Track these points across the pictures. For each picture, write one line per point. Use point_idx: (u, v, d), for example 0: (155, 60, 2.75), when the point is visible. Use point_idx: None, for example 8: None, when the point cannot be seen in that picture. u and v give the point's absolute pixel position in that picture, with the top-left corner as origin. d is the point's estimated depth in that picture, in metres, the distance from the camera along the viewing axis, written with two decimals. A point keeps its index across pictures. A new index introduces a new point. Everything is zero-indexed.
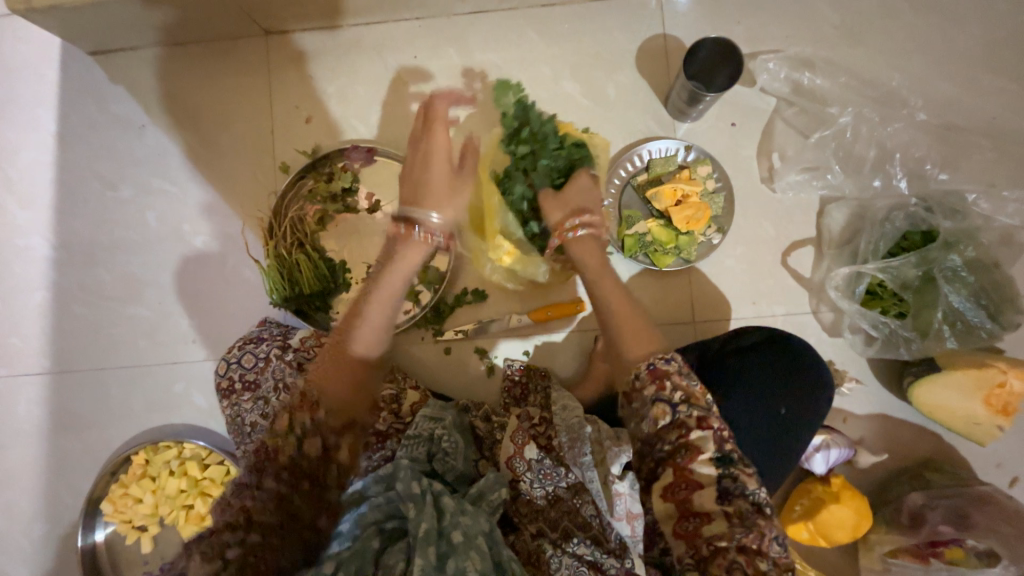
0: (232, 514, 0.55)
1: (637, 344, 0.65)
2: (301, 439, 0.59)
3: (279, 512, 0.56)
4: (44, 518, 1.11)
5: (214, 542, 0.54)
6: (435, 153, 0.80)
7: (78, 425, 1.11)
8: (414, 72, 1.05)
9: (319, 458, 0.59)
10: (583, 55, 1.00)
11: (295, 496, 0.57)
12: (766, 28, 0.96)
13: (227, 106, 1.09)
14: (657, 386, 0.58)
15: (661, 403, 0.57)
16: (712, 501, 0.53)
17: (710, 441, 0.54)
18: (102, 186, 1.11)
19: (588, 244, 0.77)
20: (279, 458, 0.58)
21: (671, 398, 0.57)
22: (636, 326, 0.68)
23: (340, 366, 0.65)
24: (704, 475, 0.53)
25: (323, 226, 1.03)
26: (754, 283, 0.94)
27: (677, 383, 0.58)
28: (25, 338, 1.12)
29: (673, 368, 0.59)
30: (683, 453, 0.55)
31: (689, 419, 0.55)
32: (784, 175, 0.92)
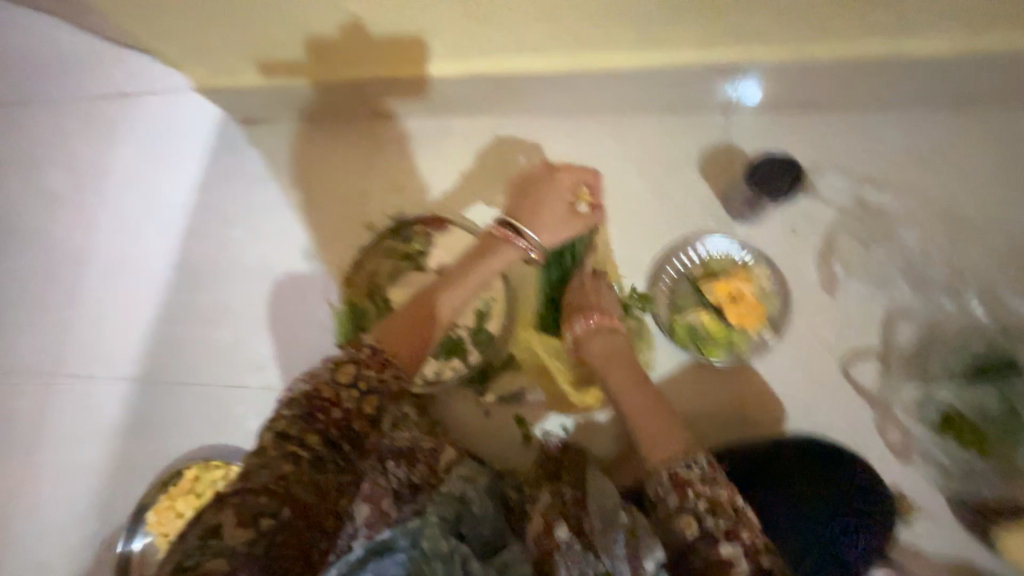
0: (272, 477, 0.64)
1: (657, 445, 0.77)
2: (361, 396, 0.72)
3: (314, 482, 0.67)
4: (96, 514, 1.19)
5: (252, 503, 0.61)
6: (555, 194, 0.88)
7: (146, 430, 1.22)
8: (496, 159, 1.20)
9: (366, 425, 0.74)
10: (649, 156, 1.10)
11: (331, 458, 0.70)
12: (831, 146, 1.01)
13: (334, 171, 1.28)
14: (681, 496, 0.71)
15: (688, 515, 0.70)
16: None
17: (741, 556, 0.67)
18: (222, 226, 1.32)
19: (597, 338, 0.90)
20: (332, 414, 0.71)
21: (696, 508, 0.70)
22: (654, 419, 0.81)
23: (416, 320, 0.82)
24: (730, 556, 0.67)
25: (394, 281, 1.14)
26: (813, 391, 0.90)
27: (698, 491, 0.71)
28: (126, 346, 1.28)
29: (695, 475, 0.72)
30: (712, 556, 0.67)
31: (718, 528, 0.69)
32: (846, 286, 0.93)
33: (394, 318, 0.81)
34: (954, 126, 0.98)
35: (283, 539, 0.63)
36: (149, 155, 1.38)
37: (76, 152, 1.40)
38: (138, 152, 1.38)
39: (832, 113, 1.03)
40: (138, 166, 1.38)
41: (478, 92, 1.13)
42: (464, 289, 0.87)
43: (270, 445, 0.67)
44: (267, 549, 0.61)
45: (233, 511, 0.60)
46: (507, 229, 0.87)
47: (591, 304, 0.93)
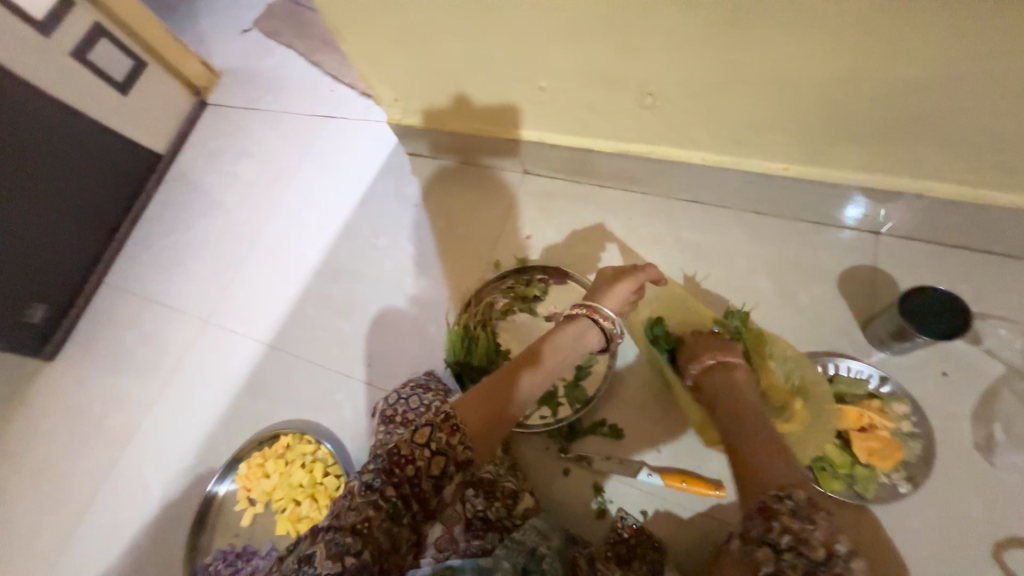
0: (356, 520, 0.68)
1: (756, 479, 0.73)
2: (431, 457, 0.72)
3: (389, 531, 0.69)
4: (198, 453, 1.34)
5: (339, 542, 0.66)
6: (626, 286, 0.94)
7: (260, 391, 1.38)
8: (625, 229, 1.26)
9: (433, 485, 0.73)
10: (784, 260, 1.10)
11: (404, 514, 0.70)
12: (997, 294, 0.94)
13: (475, 209, 1.42)
14: (766, 527, 0.66)
15: (766, 547, 0.64)
16: None
17: None
18: (368, 233, 1.51)
19: (717, 374, 0.88)
20: (405, 470, 0.71)
21: (778, 542, 0.63)
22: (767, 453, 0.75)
23: (490, 398, 0.81)
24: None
25: (506, 317, 1.24)
26: (946, 560, 0.79)
27: (785, 524, 0.64)
28: (267, 315, 1.49)
29: (787, 510, 0.66)
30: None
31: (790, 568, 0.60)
32: (1004, 452, 0.83)
33: (470, 395, 0.82)
34: None
35: None
36: (331, 165, 1.65)
37: (280, 154, 1.73)
38: (323, 161, 1.67)
39: (1001, 261, 0.96)
40: (320, 172, 1.66)
41: (624, 169, 1.23)
42: (545, 373, 0.88)
43: (356, 492, 0.70)
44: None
45: (324, 545, 0.66)
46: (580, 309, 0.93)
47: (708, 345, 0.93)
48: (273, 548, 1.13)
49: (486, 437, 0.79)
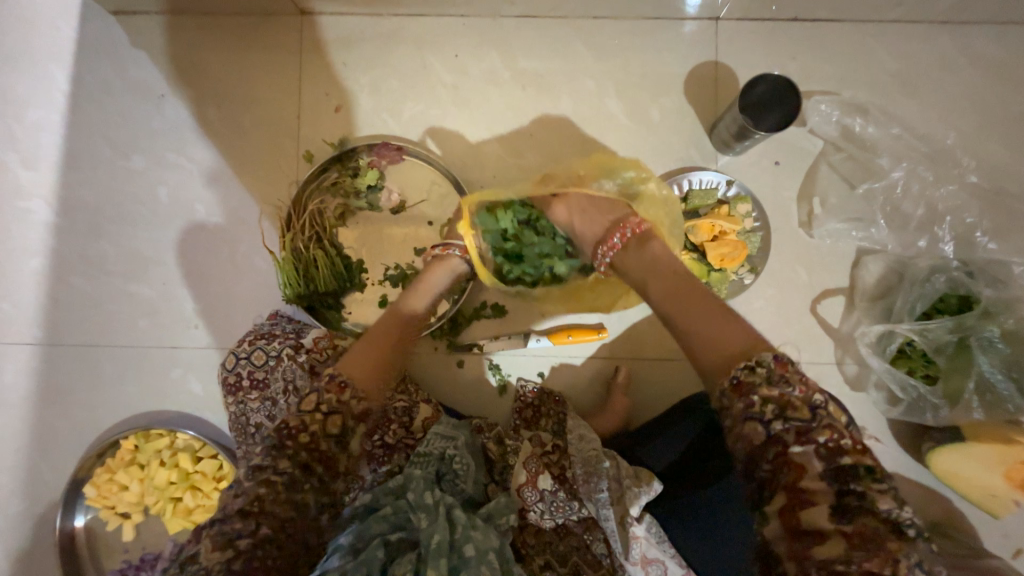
0: (245, 501, 0.56)
1: (720, 350, 0.62)
2: (325, 418, 0.62)
3: (291, 501, 0.58)
4: (22, 494, 1.06)
5: (227, 529, 0.54)
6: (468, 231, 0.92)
7: (64, 399, 1.06)
8: (453, 72, 1.01)
9: (335, 446, 0.62)
10: (630, 74, 0.97)
11: (306, 480, 0.59)
12: (819, 67, 0.93)
13: (254, 86, 1.04)
14: (746, 403, 0.55)
15: (753, 421, 0.54)
16: (827, 520, 0.49)
17: (813, 459, 0.51)
18: (113, 154, 1.06)
19: (630, 258, 0.78)
20: (300, 439, 0.60)
21: (762, 414, 0.54)
22: (719, 325, 0.64)
23: (380, 342, 0.75)
24: (817, 493, 0.50)
25: (343, 221, 0.99)
26: (783, 328, 0.92)
27: (765, 394, 0.55)
28: (17, 306, 1.07)
29: (759, 379, 0.56)
30: (785, 471, 0.52)
31: (786, 434, 0.52)
32: (824, 222, 0.90)
33: (356, 347, 0.73)
34: (945, 46, 0.92)
35: (262, 557, 0.54)
36: (1, 61, 1.07)
37: None
38: None
39: (823, 29, 0.94)
40: None
41: None
42: (425, 298, 0.86)
43: (242, 476, 0.58)
44: (247, 565, 0.53)
45: (208, 538, 0.54)
46: (435, 251, 0.88)
47: (603, 220, 0.83)
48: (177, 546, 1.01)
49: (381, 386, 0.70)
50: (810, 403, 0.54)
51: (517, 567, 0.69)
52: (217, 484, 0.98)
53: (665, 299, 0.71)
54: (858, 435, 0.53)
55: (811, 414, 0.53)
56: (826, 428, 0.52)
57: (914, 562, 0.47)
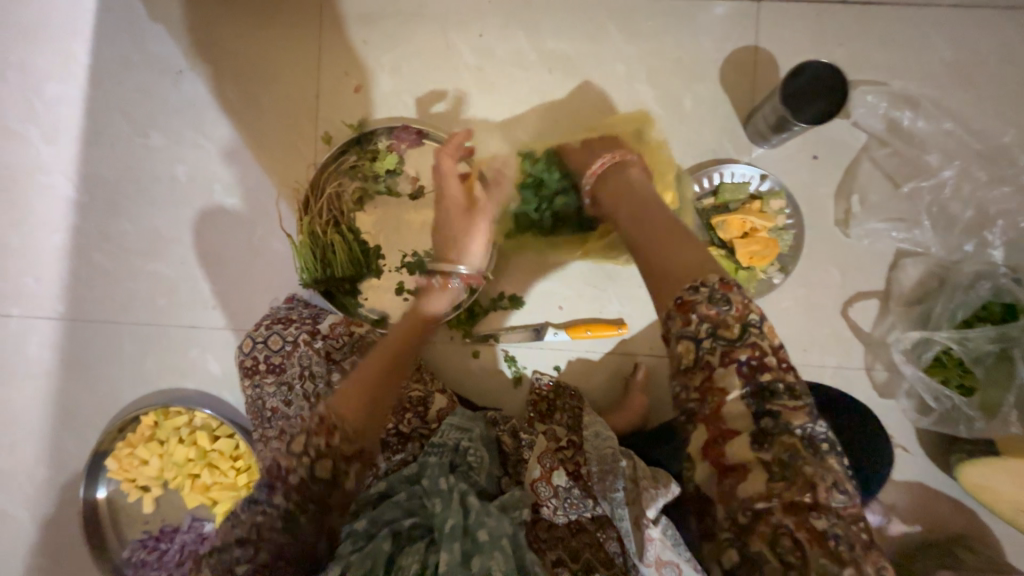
0: (244, 528, 0.57)
1: (667, 272, 0.53)
2: (314, 461, 0.58)
3: (288, 532, 0.57)
4: (48, 463, 1.09)
5: (229, 557, 0.56)
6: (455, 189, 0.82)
7: (86, 374, 1.08)
8: (477, 52, 0.97)
9: (328, 486, 0.58)
10: (662, 58, 0.92)
11: (302, 513, 0.57)
12: (868, 56, 0.87)
13: (272, 63, 1.02)
14: (684, 322, 0.49)
15: (685, 341, 0.49)
16: (747, 449, 0.45)
17: (735, 380, 0.47)
18: (131, 130, 1.05)
19: (614, 181, 0.71)
20: (290, 479, 0.57)
21: (697, 333, 0.48)
22: (675, 247, 0.56)
23: (375, 372, 0.65)
24: (736, 419, 0.46)
25: (361, 206, 0.98)
26: (810, 329, 0.89)
27: (705, 313, 0.48)
28: (41, 281, 1.08)
29: (703, 297, 0.49)
30: (710, 399, 0.47)
31: (712, 356, 0.48)
32: (862, 222, 0.86)
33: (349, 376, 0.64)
34: (1007, 35, 0.85)
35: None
36: (23, 33, 1.06)
37: None
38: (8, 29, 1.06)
39: (874, 14, 0.88)
40: (10, 48, 1.06)
41: None
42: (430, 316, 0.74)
43: (240, 507, 0.58)
44: None
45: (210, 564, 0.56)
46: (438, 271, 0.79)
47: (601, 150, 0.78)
48: (195, 520, 1.04)
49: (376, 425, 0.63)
50: (744, 322, 0.48)
51: (531, 554, 0.68)
52: (234, 462, 0.99)
53: (634, 225, 0.63)
54: (786, 354, 0.48)
55: (742, 331, 0.48)
56: (751, 345, 0.47)
57: (836, 486, 0.43)
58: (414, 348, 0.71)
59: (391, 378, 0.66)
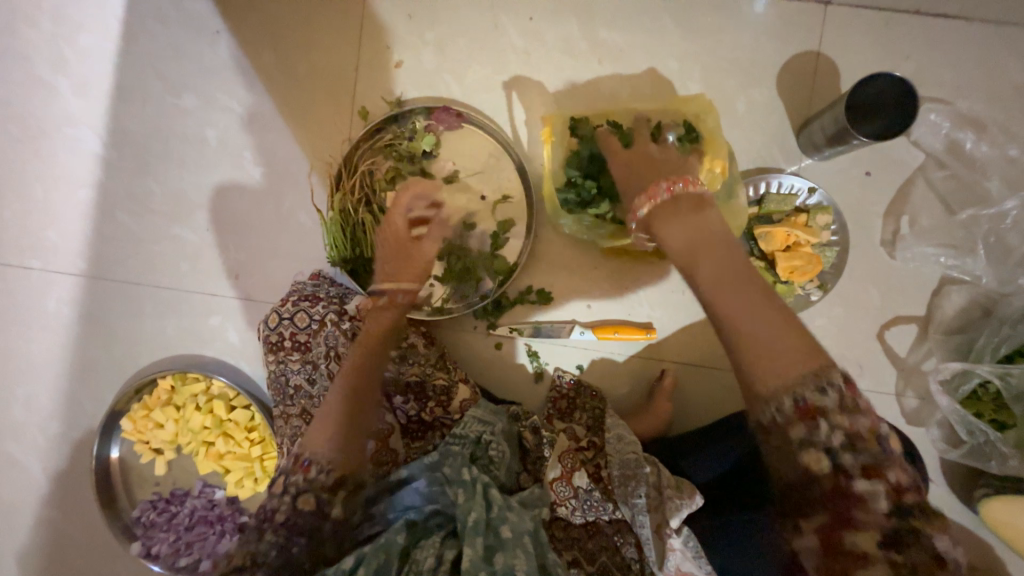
0: (237, 561, 0.61)
1: (771, 355, 0.47)
2: (294, 499, 0.62)
3: (282, 561, 0.61)
4: (62, 418, 1.10)
5: None
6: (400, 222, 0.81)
7: (104, 333, 1.08)
8: (525, 36, 0.93)
9: (313, 517, 0.62)
10: (719, 58, 0.89)
11: (293, 547, 0.61)
12: (935, 71, 0.84)
13: (312, 30, 0.99)
14: (809, 428, 0.44)
15: (815, 449, 0.44)
16: (874, 546, 0.42)
17: (881, 495, 0.42)
18: (163, 89, 1.03)
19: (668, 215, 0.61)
20: (275, 518, 0.62)
21: (830, 443, 0.44)
22: (778, 334, 0.47)
23: (333, 408, 0.68)
24: (870, 524, 0.42)
25: (393, 186, 0.94)
26: (843, 350, 0.87)
27: (836, 421, 0.44)
28: (64, 236, 1.07)
29: (831, 401, 0.44)
30: (844, 499, 0.43)
31: (852, 467, 0.43)
32: (910, 244, 0.83)
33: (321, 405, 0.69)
34: None
35: None
36: None
37: None
38: None
39: (947, 27, 0.83)
40: None
41: None
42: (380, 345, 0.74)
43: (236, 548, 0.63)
44: None
45: None
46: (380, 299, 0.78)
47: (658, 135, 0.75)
48: (207, 486, 1.05)
49: (353, 441, 0.66)
50: (876, 433, 0.44)
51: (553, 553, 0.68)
52: (249, 433, 0.99)
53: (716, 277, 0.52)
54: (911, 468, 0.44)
55: (878, 444, 0.44)
56: (898, 467, 0.43)
57: None
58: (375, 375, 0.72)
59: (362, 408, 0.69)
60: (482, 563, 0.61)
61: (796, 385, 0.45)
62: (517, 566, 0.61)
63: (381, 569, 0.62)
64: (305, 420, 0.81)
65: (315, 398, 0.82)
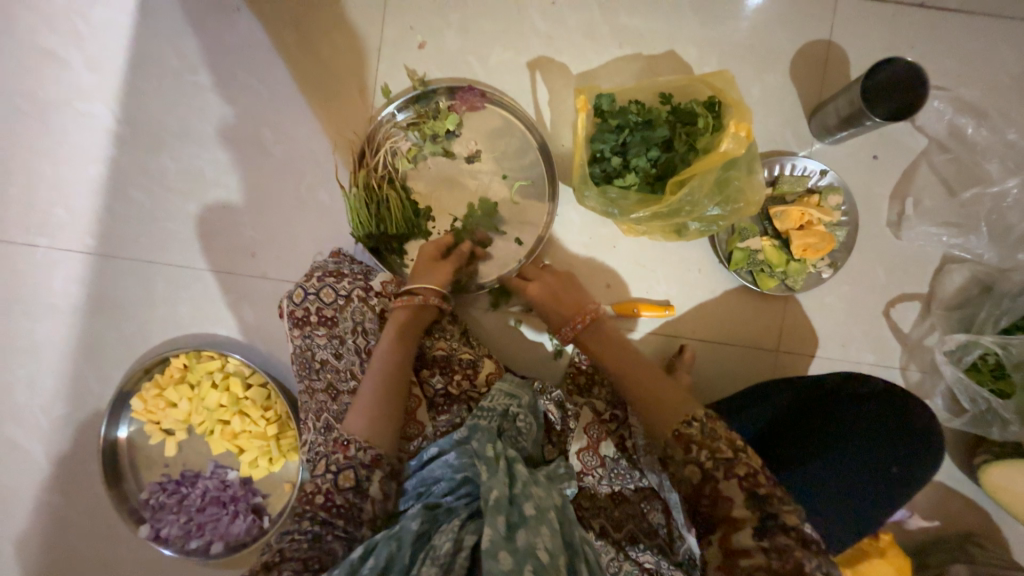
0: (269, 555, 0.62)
1: (653, 410, 0.65)
2: (336, 476, 0.69)
3: (316, 547, 0.64)
4: (66, 399, 1.07)
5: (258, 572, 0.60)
6: (424, 248, 0.87)
7: (113, 312, 1.06)
8: (548, 20, 0.95)
9: (353, 497, 0.69)
10: (735, 45, 0.92)
11: (329, 532, 0.67)
12: (939, 60, 0.88)
13: (333, 9, 0.99)
14: (684, 450, 0.59)
15: (693, 466, 0.59)
16: (751, 539, 0.54)
17: (738, 490, 0.55)
18: (182, 66, 1.02)
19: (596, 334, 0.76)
20: (315, 500, 0.68)
21: (699, 459, 0.58)
22: (652, 384, 0.67)
23: (367, 391, 0.75)
24: (744, 519, 0.54)
25: (415, 165, 0.96)
26: (850, 325, 0.91)
27: (700, 444, 0.59)
28: (72, 212, 1.05)
29: (696, 432, 0.59)
30: (722, 508, 0.56)
31: (716, 470, 0.57)
32: (915, 224, 0.88)
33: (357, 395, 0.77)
34: None
35: None
36: None
37: None
38: None
39: (949, 20, 0.89)
40: None
41: None
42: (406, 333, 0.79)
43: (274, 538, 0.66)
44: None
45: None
46: (402, 297, 0.81)
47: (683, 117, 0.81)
48: (219, 467, 1.03)
49: (387, 428, 0.73)
50: (733, 444, 0.58)
51: (579, 530, 0.66)
52: (265, 412, 0.99)
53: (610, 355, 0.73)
54: (759, 463, 0.57)
55: (734, 452, 0.57)
56: (744, 465, 0.56)
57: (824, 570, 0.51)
58: (405, 362, 0.78)
59: (393, 393, 0.75)
60: (503, 541, 0.59)
61: (675, 424, 0.61)
62: (540, 546, 0.59)
63: (395, 554, 0.61)
64: (331, 395, 0.82)
65: (342, 373, 0.82)
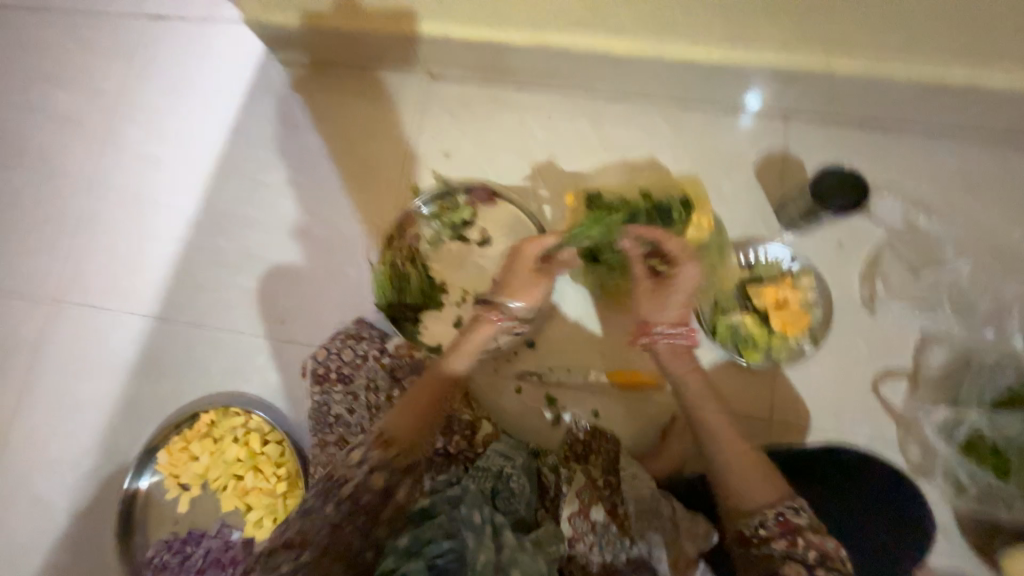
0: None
1: (748, 479, 0.76)
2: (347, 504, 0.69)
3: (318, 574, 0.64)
4: (98, 452, 1.16)
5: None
6: (527, 251, 0.94)
7: (158, 371, 1.18)
8: (548, 135, 1.16)
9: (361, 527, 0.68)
10: (706, 154, 1.10)
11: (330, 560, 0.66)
12: (886, 164, 1.03)
13: (376, 126, 1.23)
14: (788, 543, 0.71)
15: (794, 562, 0.69)
16: None
17: None
18: (253, 169, 1.26)
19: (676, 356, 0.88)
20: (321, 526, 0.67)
21: (804, 558, 0.69)
22: (751, 467, 0.77)
23: (412, 405, 0.80)
24: None
25: (433, 248, 1.12)
26: (842, 399, 0.94)
27: (810, 541, 0.70)
28: (145, 283, 1.24)
29: (803, 523, 0.72)
30: None
31: (808, 559, 0.69)
32: (885, 304, 0.96)
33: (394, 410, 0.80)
34: (1010, 156, 1.00)
35: None
36: (186, 91, 1.33)
37: (104, 77, 1.37)
38: (176, 86, 1.33)
39: (889, 133, 1.04)
40: (173, 100, 1.33)
41: (541, 64, 1.09)
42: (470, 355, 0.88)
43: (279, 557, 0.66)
44: None
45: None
46: (489, 309, 0.92)
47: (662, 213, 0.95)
48: (224, 527, 1.06)
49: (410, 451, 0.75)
50: (831, 553, 0.70)
51: None
52: (276, 469, 1.05)
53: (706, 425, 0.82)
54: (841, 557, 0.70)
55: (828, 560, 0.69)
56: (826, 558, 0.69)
57: None
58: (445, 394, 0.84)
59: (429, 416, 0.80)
60: None
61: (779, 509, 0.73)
62: None
63: None
64: (341, 447, 0.89)
65: (353, 426, 0.89)
